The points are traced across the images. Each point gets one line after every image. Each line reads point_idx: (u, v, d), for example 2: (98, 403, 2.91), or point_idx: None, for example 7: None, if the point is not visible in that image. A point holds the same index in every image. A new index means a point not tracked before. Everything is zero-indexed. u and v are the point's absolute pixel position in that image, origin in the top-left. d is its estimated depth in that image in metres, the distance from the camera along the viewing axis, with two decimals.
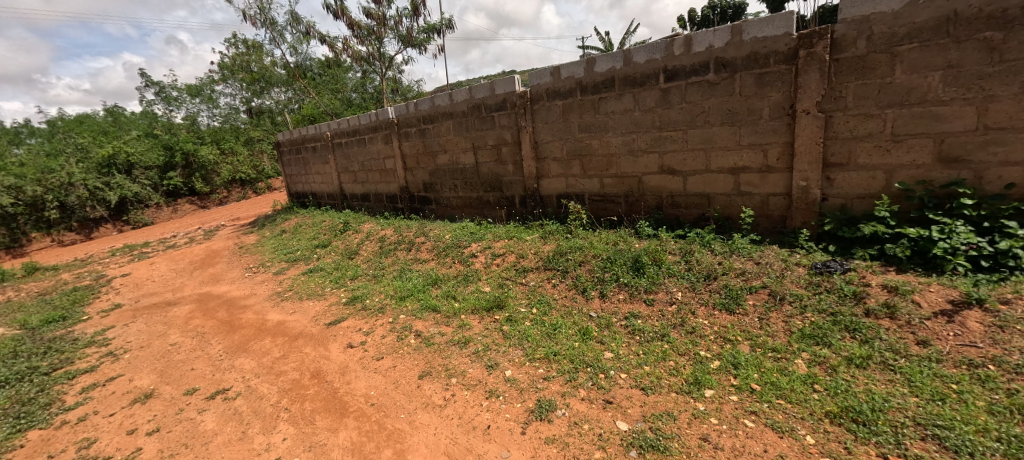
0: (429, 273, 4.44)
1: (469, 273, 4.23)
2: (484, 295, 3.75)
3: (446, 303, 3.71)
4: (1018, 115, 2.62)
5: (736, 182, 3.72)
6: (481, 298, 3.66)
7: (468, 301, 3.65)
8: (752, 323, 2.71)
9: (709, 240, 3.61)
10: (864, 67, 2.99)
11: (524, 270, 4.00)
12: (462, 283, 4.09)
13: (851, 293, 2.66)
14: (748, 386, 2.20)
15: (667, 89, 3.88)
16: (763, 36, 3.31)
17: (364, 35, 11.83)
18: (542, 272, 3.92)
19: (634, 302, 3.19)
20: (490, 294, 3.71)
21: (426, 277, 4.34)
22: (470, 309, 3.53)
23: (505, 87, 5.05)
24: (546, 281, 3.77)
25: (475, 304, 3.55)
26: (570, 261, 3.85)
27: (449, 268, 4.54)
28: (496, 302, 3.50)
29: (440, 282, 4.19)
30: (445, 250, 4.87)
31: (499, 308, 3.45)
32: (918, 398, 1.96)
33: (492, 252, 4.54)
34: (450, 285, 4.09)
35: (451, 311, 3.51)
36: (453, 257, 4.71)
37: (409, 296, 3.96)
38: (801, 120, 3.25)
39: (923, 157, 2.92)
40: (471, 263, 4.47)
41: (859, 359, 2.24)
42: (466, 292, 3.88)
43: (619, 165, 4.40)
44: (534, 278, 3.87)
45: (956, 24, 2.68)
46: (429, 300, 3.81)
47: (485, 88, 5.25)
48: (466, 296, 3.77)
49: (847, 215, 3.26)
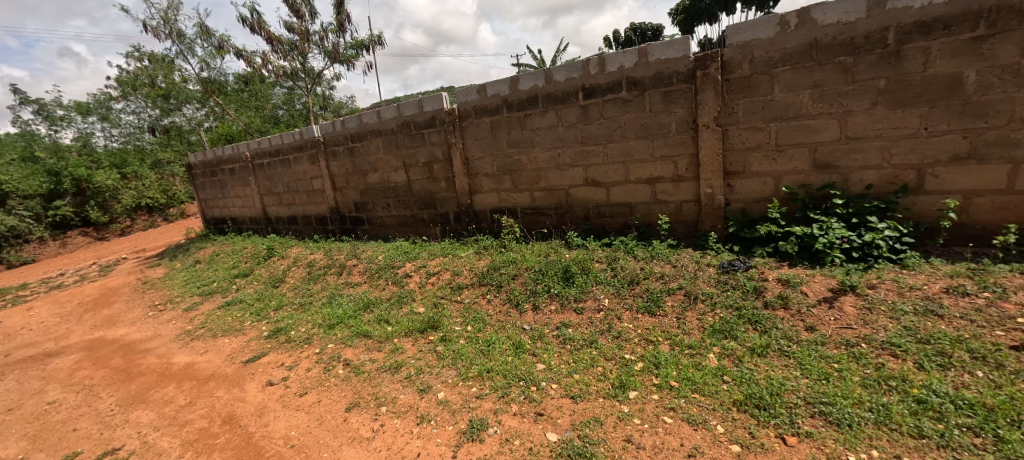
0: (360, 297, 4.25)
1: (402, 295, 4.11)
2: (418, 316, 3.66)
3: (379, 328, 3.57)
4: (870, 126, 3.08)
5: (653, 191, 3.99)
6: (416, 320, 3.57)
7: (402, 324, 3.53)
8: (671, 323, 2.90)
9: (633, 247, 3.83)
10: (750, 86, 3.37)
11: (459, 288, 3.97)
12: (395, 305, 3.96)
13: (752, 288, 2.95)
14: (668, 383, 2.33)
15: (586, 106, 4.09)
16: (666, 58, 3.61)
17: (285, 50, 11.28)
18: (477, 288, 3.91)
19: (565, 312, 3.27)
20: (424, 315, 3.63)
21: (357, 302, 4.15)
22: (404, 331, 3.42)
23: (433, 104, 5.05)
24: (481, 297, 3.76)
25: (409, 326, 3.45)
26: (503, 275, 3.89)
27: (382, 290, 4.39)
28: (430, 323, 3.42)
29: (372, 306, 4.02)
30: (378, 272, 4.70)
31: (434, 328, 3.38)
32: (807, 378, 2.20)
33: (426, 271, 4.46)
34: (382, 309, 3.94)
35: (384, 335, 3.39)
36: (386, 279, 4.56)
37: (338, 324, 3.75)
38: (703, 133, 3.57)
39: (802, 164, 3.34)
40: (405, 283, 4.35)
41: (759, 348, 2.47)
42: (400, 314, 3.76)
43: (547, 179, 4.54)
44: (468, 294, 3.84)
45: (819, 49, 3.09)
46: (360, 326, 3.64)
47: (413, 105, 5.21)
48: (400, 319, 3.65)
49: (747, 217, 3.62)
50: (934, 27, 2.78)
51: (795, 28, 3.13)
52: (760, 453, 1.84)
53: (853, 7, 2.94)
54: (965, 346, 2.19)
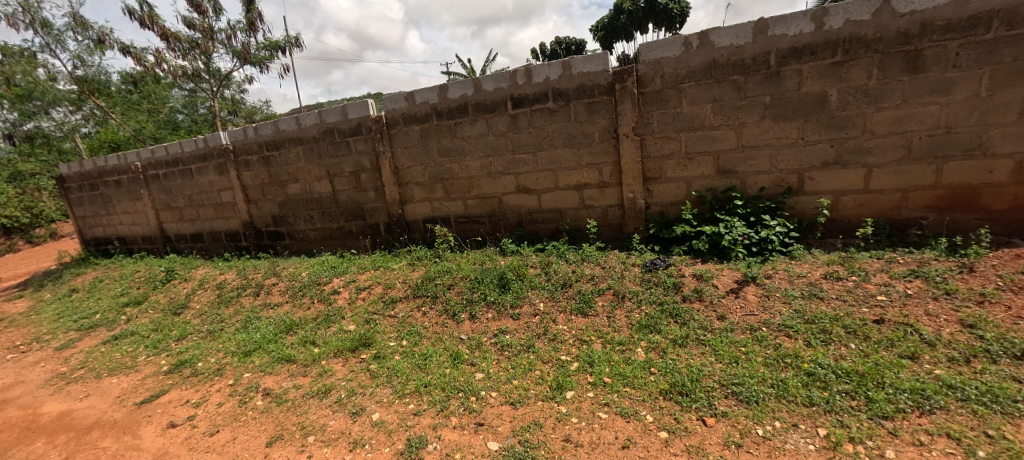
0: (281, 319, 3.94)
1: (330, 313, 3.87)
2: (348, 335, 3.47)
3: (304, 350, 3.34)
4: (761, 136, 3.50)
5: (580, 197, 4.19)
6: (346, 339, 3.39)
7: (330, 344, 3.33)
8: (602, 322, 3.05)
9: (564, 251, 3.98)
10: (661, 100, 3.68)
11: (392, 301, 3.84)
12: (321, 325, 3.72)
13: (672, 284, 3.21)
14: (602, 380, 2.45)
15: (515, 115, 4.19)
16: (588, 71, 3.82)
17: (184, 48, 10.18)
18: (411, 301, 3.81)
19: (502, 319, 3.30)
20: (354, 333, 3.45)
21: (278, 325, 3.84)
22: (332, 352, 3.23)
23: (358, 111, 4.85)
24: (415, 310, 3.67)
25: (338, 346, 3.27)
26: (438, 286, 3.83)
27: (306, 309, 4.11)
28: (362, 340, 3.27)
29: (296, 328, 3.74)
30: (301, 290, 4.40)
31: (366, 346, 3.23)
32: (721, 363, 2.44)
33: (356, 286, 4.25)
34: (307, 330, 3.67)
35: (310, 358, 3.17)
36: (310, 297, 4.27)
37: (256, 350, 3.44)
38: (623, 142, 3.83)
39: (708, 170, 3.71)
40: (332, 300, 4.11)
41: (680, 339, 2.69)
42: (327, 334, 3.54)
43: (479, 187, 4.57)
44: (402, 308, 3.73)
45: (717, 68, 3.46)
46: (281, 350, 3.37)
47: (335, 112, 4.97)
48: (327, 339, 3.44)
49: (664, 218, 3.93)
50: (805, 52, 3.24)
51: (696, 48, 3.48)
52: (685, 436, 1.99)
53: (742, 32, 3.33)
54: (841, 323, 2.56)
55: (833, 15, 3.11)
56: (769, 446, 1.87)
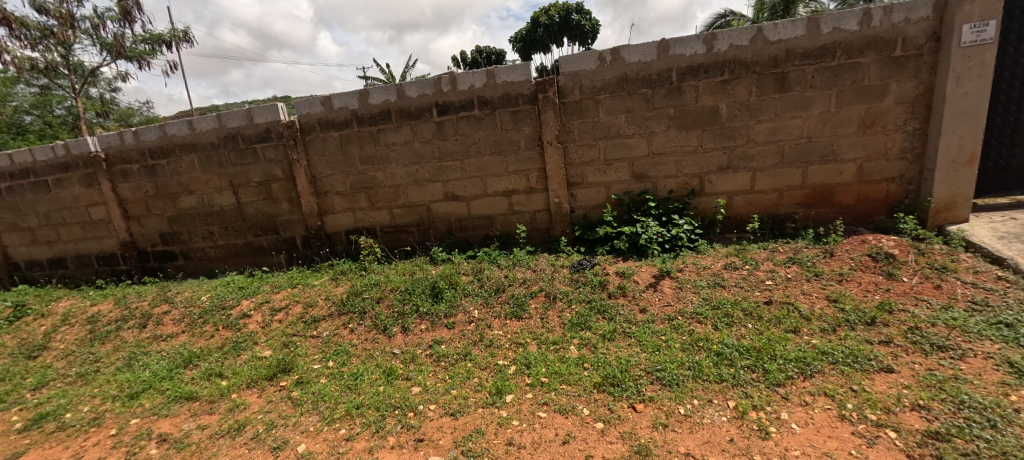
0: (177, 352, 3.49)
1: (239, 340, 3.52)
2: (262, 362, 3.18)
3: (209, 385, 3.00)
4: (667, 144, 3.88)
5: (509, 202, 4.30)
6: (260, 366, 3.11)
7: (241, 375, 3.03)
8: (536, 323, 3.16)
9: (496, 257, 4.05)
10: (581, 110, 3.91)
11: (313, 321, 3.59)
12: (229, 354, 3.36)
13: (598, 283, 3.42)
14: (539, 381, 2.54)
15: (440, 122, 4.17)
16: (511, 81, 3.93)
17: (34, 37, 8.61)
18: (336, 319, 3.60)
19: (436, 329, 3.26)
20: (270, 359, 3.18)
21: (172, 359, 3.41)
22: (244, 383, 2.95)
23: (265, 116, 4.48)
24: (341, 328, 3.47)
25: (251, 375, 2.99)
26: (365, 300, 3.68)
27: (209, 338, 3.68)
28: (280, 366, 3.03)
29: (197, 360, 3.35)
30: (203, 317, 3.94)
31: (286, 371, 3.00)
32: (645, 352, 2.65)
33: (270, 307, 3.92)
34: (212, 361, 3.30)
35: (217, 393, 2.86)
36: (215, 323, 3.84)
37: (144, 391, 3.02)
38: (548, 149, 4.00)
39: (625, 175, 4.02)
40: (242, 325, 3.74)
41: (609, 334, 2.88)
42: (237, 364, 3.22)
43: (406, 195, 4.47)
44: (326, 328, 3.51)
45: (628, 82, 3.77)
46: (180, 388, 2.99)
47: (238, 116, 4.53)
48: (238, 370, 3.13)
49: (588, 221, 4.18)
50: (699, 71, 3.66)
51: (610, 63, 3.76)
52: (618, 424, 2.13)
53: (648, 50, 3.67)
54: (740, 306, 2.93)
55: (720, 39, 3.55)
56: (690, 423, 2.08)
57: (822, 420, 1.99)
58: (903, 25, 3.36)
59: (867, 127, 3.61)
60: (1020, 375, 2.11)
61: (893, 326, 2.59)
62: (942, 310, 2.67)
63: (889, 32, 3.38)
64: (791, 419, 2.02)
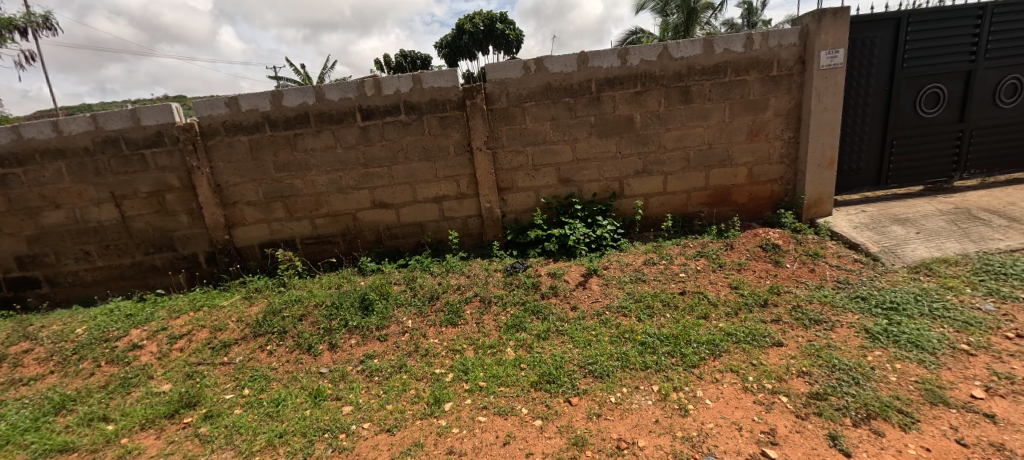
0: (44, 396, 2.87)
1: (128, 376, 3.02)
2: (160, 398, 2.78)
3: (90, 432, 2.52)
4: (589, 150, 4.12)
5: (440, 209, 4.28)
6: (157, 404, 2.71)
7: (132, 416, 2.61)
8: (472, 328, 3.18)
9: (429, 264, 4.00)
10: (508, 117, 4.01)
11: (224, 346, 3.26)
12: (115, 394, 2.88)
13: (531, 284, 3.53)
14: (477, 385, 2.56)
15: (365, 127, 4.02)
16: (438, 86, 3.92)
17: None
18: (251, 342, 3.30)
19: (367, 343, 3.14)
20: (170, 394, 2.79)
21: (37, 403, 2.79)
22: (137, 425, 2.55)
23: (155, 118, 3.98)
24: (257, 351, 3.20)
25: (146, 415, 2.60)
26: (285, 319, 3.42)
27: (87, 377, 3.12)
28: (183, 401, 2.67)
29: (72, 405, 2.79)
30: (78, 353, 3.35)
31: (190, 406, 2.66)
32: (578, 348, 2.79)
33: (169, 334, 3.47)
34: (91, 404, 2.78)
35: (100, 440, 2.43)
36: (94, 359, 3.27)
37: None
38: (477, 155, 4.05)
39: (552, 180, 4.19)
40: (131, 359, 3.24)
41: (544, 333, 2.98)
42: (127, 404, 2.76)
43: (329, 204, 4.26)
44: (239, 352, 3.20)
45: (552, 91, 3.95)
46: (49, 439, 2.46)
47: (120, 117, 3.97)
48: (127, 410, 2.69)
49: (519, 225, 4.30)
50: (616, 82, 3.94)
51: (534, 72, 3.90)
52: (555, 419, 2.23)
53: (569, 61, 3.87)
54: (659, 298, 3.20)
55: (632, 54, 3.86)
56: (620, 410, 2.23)
57: (730, 394, 2.25)
58: (778, 49, 3.91)
59: (754, 135, 4.14)
60: (873, 338, 2.56)
61: (781, 306, 2.99)
62: (817, 289, 3.15)
63: (767, 54, 3.91)
64: (705, 395, 2.25)
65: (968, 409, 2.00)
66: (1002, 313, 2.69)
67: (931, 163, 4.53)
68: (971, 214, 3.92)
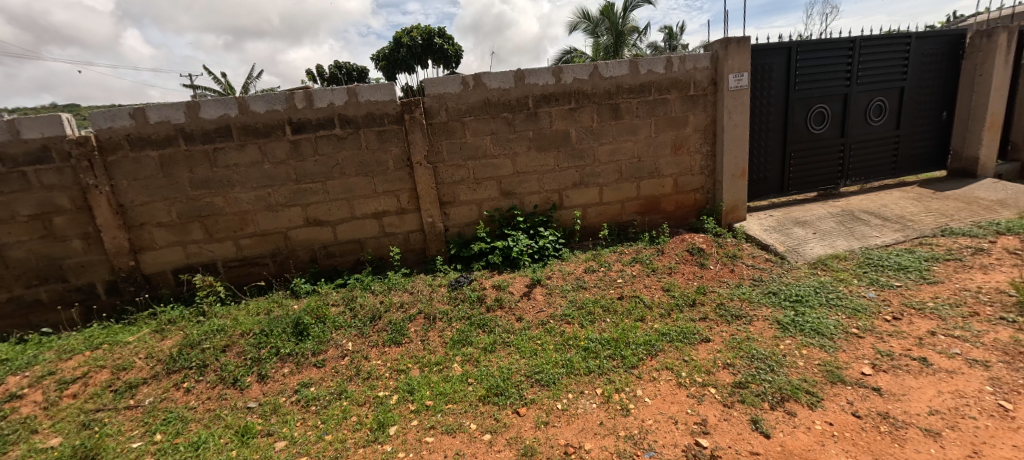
0: None
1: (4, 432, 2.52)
2: (47, 455, 2.35)
3: None
4: (529, 164, 4.23)
5: (380, 225, 4.16)
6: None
7: None
8: (417, 346, 3.10)
9: (369, 282, 3.86)
10: (448, 131, 4.02)
11: (130, 387, 2.88)
12: None
13: (476, 297, 3.52)
14: (424, 405, 2.49)
15: (296, 141, 3.83)
16: (375, 100, 3.84)
17: None
18: (164, 380, 2.96)
19: (303, 371, 2.95)
20: (61, 448, 2.39)
21: None
22: None
23: (40, 130, 3.49)
24: (173, 389, 2.87)
25: None
26: (205, 351, 3.11)
27: None
28: (78, 456, 2.30)
29: None
30: None
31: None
32: (524, 358, 2.82)
33: (59, 378, 2.98)
34: None
35: None
36: None
37: None
38: (417, 169, 4.01)
39: (493, 193, 4.25)
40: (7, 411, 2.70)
41: (490, 346, 2.98)
42: None
43: (256, 223, 3.98)
44: (149, 393, 2.85)
45: (491, 106, 4.03)
46: None
47: None
48: None
49: (462, 238, 4.29)
50: (551, 99, 4.10)
51: (473, 87, 3.96)
52: (504, 432, 2.22)
53: (506, 78, 3.98)
54: (599, 304, 3.33)
55: (565, 73, 4.05)
56: (567, 415, 2.28)
57: (666, 390, 2.39)
58: (693, 71, 4.30)
59: (678, 148, 4.49)
60: (783, 328, 2.84)
61: (707, 304, 3.24)
62: (736, 287, 3.45)
63: (685, 76, 4.29)
64: (644, 394, 2.37)
65: (861, 385, 2.29)
66: (882, 299, 3.13)
67: (823, 172, 5.18)
68: (855, 215, 4.53)
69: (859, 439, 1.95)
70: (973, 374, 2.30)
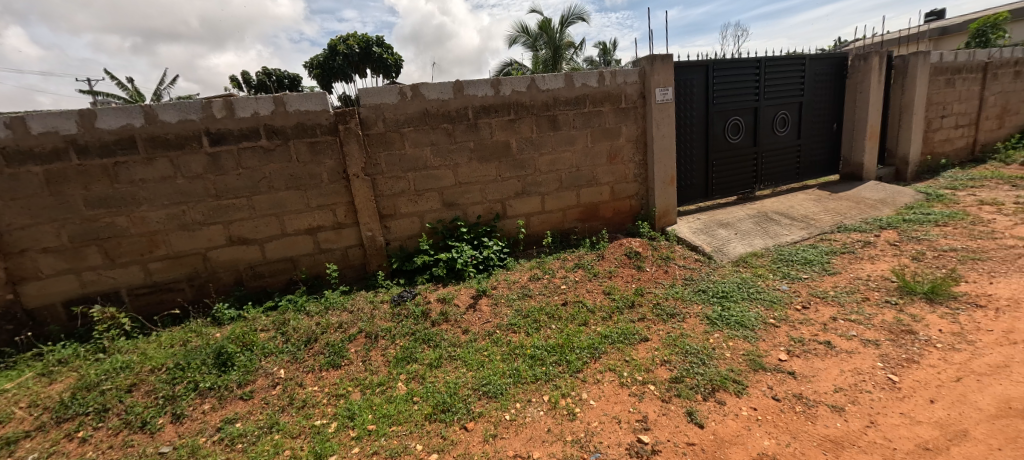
0: None
1: None
2: None
3: None
4: (470, 174, 4.23)
5: (314, 241, 3.94)
6: None
7: None
8: (357, 368, 2.95)
9: (303, 303, 3.63)
10: (386, 142, 3.92)
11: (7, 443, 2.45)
12: None
13: (421, 312, 3.42)
14: (366, 430, 2.36)
15: (215, 154, 3.53)
16: (305, 110, 3.66)
17: None
18: (53, 431, 2.56)
19: (227, 406, 2.69)
20: None
21: None
22: None
23: None
24: (65, 440, 2.48)
25: None
26: (106, 393, 2.73)
27: None
28: None
29: None
30: None
31: None
32: (471, 371, 2.78)
33: None
34: None
35: None
36: None
37: None
38: (354, 182, 3.86)
39: (436, 204, 4.19)
40: None
41: (436, 361, 2.91)
42: None
43: (169, 244, 3.60)
44: (33, 447, 2.44)
45: (430, 117, 3.98)
46: None
47: None
48: None
49: (404, 252, 4.17)
50: (490, 110, 4.14)
51: (411, 98, 3.90)
52: (452, 449, 2.17)
53: (445, 89, 3.96)
54: (544, 311, 3.38)
55: (504, 85, 4.12)
56: (515, 426, 2.27)
57: (610, 391, 2.45)
58: (624, 85, 4.55)
59: (613, 158, 4.70)
60: (712, 323, 3.05)
61: (645, 305, 3.40)
62: (670, 287, 3.66)
63: (616, 89, 4.53)
64: (589, 397, 2.42)
65: (779, 370, 2.50)
66: (793, 290, 3.46)
67: (741, 178, 5.67)
68: (769, 216, 5.00)
69: (778, 420, 2.13)
70: (868, 353, 2.60)
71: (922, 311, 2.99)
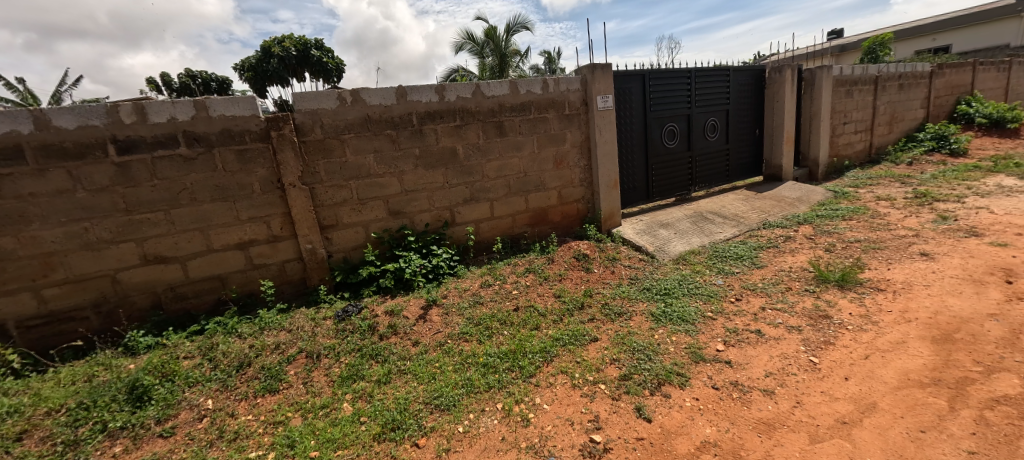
0: None
1: None
2: None
3: None
4: (416, 181, 4.13)
5: (246, 256, 3.65)
6: None
7: None
8: (298, 391, 2.76)
9: (235, 325, 3.34)
10: (325, 149, 3.73)
11: None
12: None
13: (367, 327, 3.27)
14: (308, 457, 2.21)
15: (125, 163, 3.18)
16: (232, 115, 3.40)
17: None
18: None
19: (144, 447, 2.40)
20: None
21: None
22: None
23: None
24: None
25: None
26: None
27: None
28: None
29: None
30: None
31: None
32: (421, 384, 2.69)
33: None
34: None
35: None
36: None
37: None
38: (290, 191, 3.63)
39: (381, 213, 4.04)
40: None
41: (384, 377, 2.79)
42: None
43: (69, 266, 3.19)
44: None
45: (372, 123, 3.85)
46: None
47: None
48: None
49: (348, 264, 3.98)
50: (435, 116, 4.08)
51: (351, 103, 3.74)
52: None
53: (387, 95, 3.85)
54: (496, 318, 3.36)
55: (449, 91, 4.07)
56: (469, 438, 2.22)
57: (563, 393, 2.48)
58: (567, 92, 4.66)
59: (559, 163, 4.80)
60: (657, 319, 3.19)
61: (595, 306, 3.48)
62: (617, 287, 3.78)
63: (560, 96, 4.64)
64: (543, 401, 2.43)
65: (717, 360, 2.66)
66: (727, 284, 3.71)
67: (678, 180, 6.01)
68: (704, 216, 5.32)
69: (718, 408, 2.25)
70: (792, 338, 2.83)
71: (836, 297, 3.31)
